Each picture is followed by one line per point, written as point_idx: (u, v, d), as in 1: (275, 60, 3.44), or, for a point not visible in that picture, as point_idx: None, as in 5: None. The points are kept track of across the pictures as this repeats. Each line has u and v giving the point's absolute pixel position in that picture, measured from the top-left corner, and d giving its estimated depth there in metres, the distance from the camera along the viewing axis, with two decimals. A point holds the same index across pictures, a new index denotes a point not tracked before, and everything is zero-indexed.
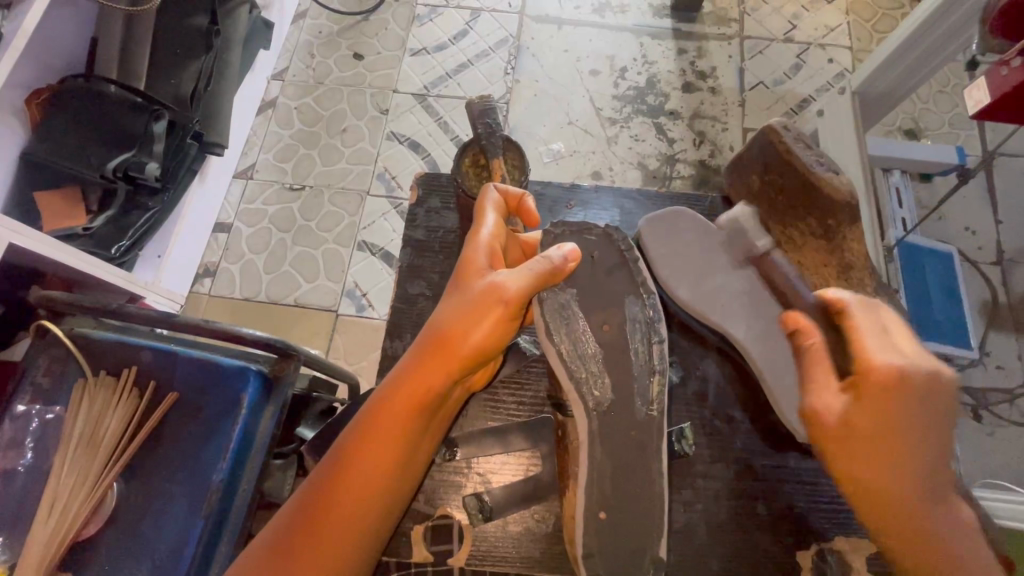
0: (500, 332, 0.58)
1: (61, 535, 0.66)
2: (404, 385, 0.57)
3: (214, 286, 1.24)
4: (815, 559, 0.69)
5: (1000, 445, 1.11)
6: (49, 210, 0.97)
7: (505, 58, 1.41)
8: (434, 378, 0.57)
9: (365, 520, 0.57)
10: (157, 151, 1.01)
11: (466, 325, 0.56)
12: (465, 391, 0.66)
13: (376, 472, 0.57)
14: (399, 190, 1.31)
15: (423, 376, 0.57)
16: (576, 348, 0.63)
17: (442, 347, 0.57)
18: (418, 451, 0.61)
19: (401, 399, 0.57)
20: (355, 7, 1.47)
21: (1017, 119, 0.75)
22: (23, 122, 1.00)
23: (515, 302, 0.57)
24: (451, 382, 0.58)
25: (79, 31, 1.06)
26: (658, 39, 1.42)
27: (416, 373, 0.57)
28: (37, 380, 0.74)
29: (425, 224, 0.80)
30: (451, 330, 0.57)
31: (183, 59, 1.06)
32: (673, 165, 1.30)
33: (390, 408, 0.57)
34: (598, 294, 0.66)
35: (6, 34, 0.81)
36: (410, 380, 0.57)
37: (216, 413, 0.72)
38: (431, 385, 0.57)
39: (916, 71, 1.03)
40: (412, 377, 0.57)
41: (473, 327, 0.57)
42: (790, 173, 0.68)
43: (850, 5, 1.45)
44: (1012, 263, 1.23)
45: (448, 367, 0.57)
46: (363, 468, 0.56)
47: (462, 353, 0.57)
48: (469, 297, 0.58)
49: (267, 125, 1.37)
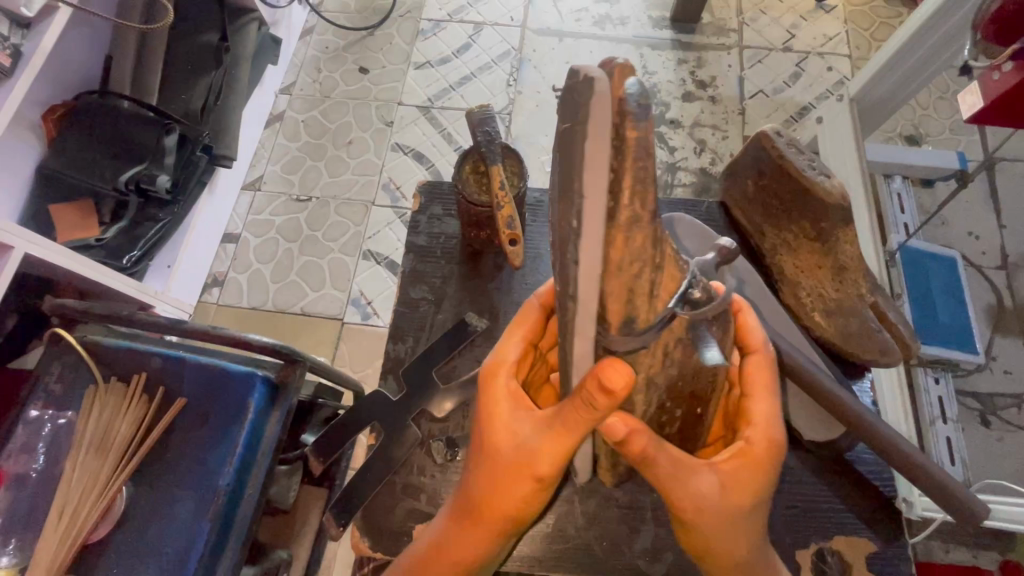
0: (532, 497, 0.52)
1: (71, 538, 0.67)
2: (453, 533, 0.55)
3: (222, 295, 1.26)
4: (814, 559, 0.66)
5: (1009, 452, 1.10)
6: (64, 221, 1.00)
7: (508, 70, 1.43)
8: (468, 545, 0.54)
9: None
10: (167, 164, 1.04)
11: (492, 493, 0.52)
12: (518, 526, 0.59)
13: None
14: (403, 200, 1.33)
15: (459, 545, 0.55)
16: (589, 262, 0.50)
17: (495, 494, 0.52)
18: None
19: (438, 560, 0.55)
20: (360, 23, 1.51)
21: (1012, 122, 0.76)
22: (40, 137, 1.03)
23: (542, 464, 0.50)
24: (491, 545, 0.55)
25: (94, 48, 1.10)
26: (658, 50, 1.44)
27: (449, 542, 0.55)
28: (50, 387, 0.76)
29: (427, 230, 0.80)
30: (482, 498, 0.53)
31: (195, 75, 1.10)
32: (674, 173, 1.31)
33: (433, 573, 0.56)
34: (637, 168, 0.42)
35: (25, 52, 0.84)
36: (447, 547, 0.55)
37: (224, 418, 0.74)
38: (476, 542, 0.54)
39: (912, 78, 1.04)
40: (438, 546, 0.56)
41: (500, 494, 0.52)
42: (783, 178, 0.69)
43: (848, 14, 1.47)
44: (1017, 268, 1.23)
45: (497, 519, 0.53)
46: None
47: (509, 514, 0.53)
48: (494, 464, 0.52)
49: (274, 138, 1.40)
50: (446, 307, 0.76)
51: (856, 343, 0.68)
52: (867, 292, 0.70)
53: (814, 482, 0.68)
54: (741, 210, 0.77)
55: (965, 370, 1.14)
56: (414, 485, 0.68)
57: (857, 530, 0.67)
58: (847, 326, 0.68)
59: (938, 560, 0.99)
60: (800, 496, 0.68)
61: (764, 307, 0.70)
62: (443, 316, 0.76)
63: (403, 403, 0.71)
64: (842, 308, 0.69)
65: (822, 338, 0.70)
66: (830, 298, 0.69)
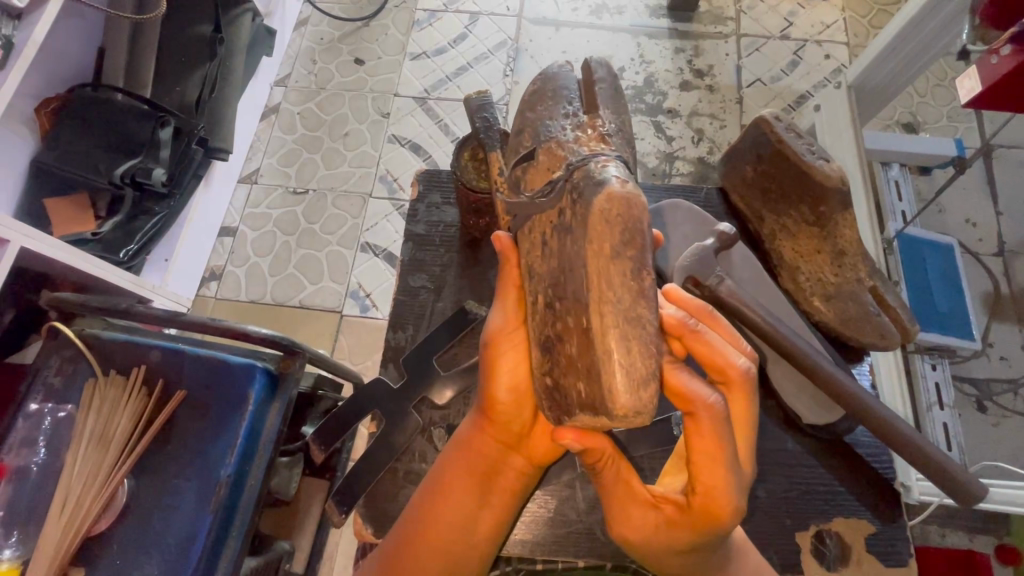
0: (514, 378, 0.58)
1: (73, 529, 0.68)
2: (449, 458, 0.60)
3: (220, 289, 1.26)
4: (813, 541, 0.67)
5: (1006, 437, 1.11)
6: (60, 215, 0.99)
7: (504, 60, 1.42)
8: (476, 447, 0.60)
9: (463, 545, 0.58)
10: (162, 157, 1.03)
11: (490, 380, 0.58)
12: (531, 462, 0.61)
13: (439, 520, 0.58)
14: (401, 192, 1.33)
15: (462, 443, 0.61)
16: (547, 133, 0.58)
17: (477, 421, 0.60)
18: (479, 519, 0.59)
19: (454, 454, 0.60)
20: (355, 14, 1.49)
21: (1006, 107, 0.76)
22: (33, 130, 1.02)
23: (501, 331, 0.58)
24: (500, 445, 0.60)
25: (85, 41, 1.09)
26: (655, 39, 1.43)
27: (465, 447, 0.60)
28: (49, 380, 0.76)
29: (427, 219, 0.80)
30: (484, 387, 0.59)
31: (189, 67, 1.09)
32: (672, 163, 1.31)
33: (462, 466, 0.60)
34: (531, 102, 0.62)
35: (16, 44, 0.83)
36: (466, 449, 0.60)
37: (224, 409, 0.74)
38: (475, 450, 0.59)
39: (912, 64, 1.04)
40: (461, 444, 0.61)
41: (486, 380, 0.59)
42: (781, 163, 0.69)
43: (846, 2, 1.46)
44: (1014, 254, 1.23)
45: (492, 429, 0.60)
46: (438, 522, 0.58)
47: (497, 413, 0.59)
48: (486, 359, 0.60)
49: (270, 130, 1.39)
50: (447, 295, 0.76)
51: (855, 327, 0.68)
52: (866, 277, 0.69)
53: (813, 467, 0.69)
54: (740, 196, 0.76)
55: (962, 356, 1.15)
56: (416, 472, 0.68)
57: (854, 511, 0.68)
58: (845, 311, 0.69)
59: (935, 544, 1.00)
60: (799, 481, 0.68)
61: (763, 292, 0.70)
62: (443, 304, 0.76)
63: (403, 391, 0.71)
64: (840, 292, 0.69)
65: (821, 323, 0.70)
66: (829, 283, 0.69)
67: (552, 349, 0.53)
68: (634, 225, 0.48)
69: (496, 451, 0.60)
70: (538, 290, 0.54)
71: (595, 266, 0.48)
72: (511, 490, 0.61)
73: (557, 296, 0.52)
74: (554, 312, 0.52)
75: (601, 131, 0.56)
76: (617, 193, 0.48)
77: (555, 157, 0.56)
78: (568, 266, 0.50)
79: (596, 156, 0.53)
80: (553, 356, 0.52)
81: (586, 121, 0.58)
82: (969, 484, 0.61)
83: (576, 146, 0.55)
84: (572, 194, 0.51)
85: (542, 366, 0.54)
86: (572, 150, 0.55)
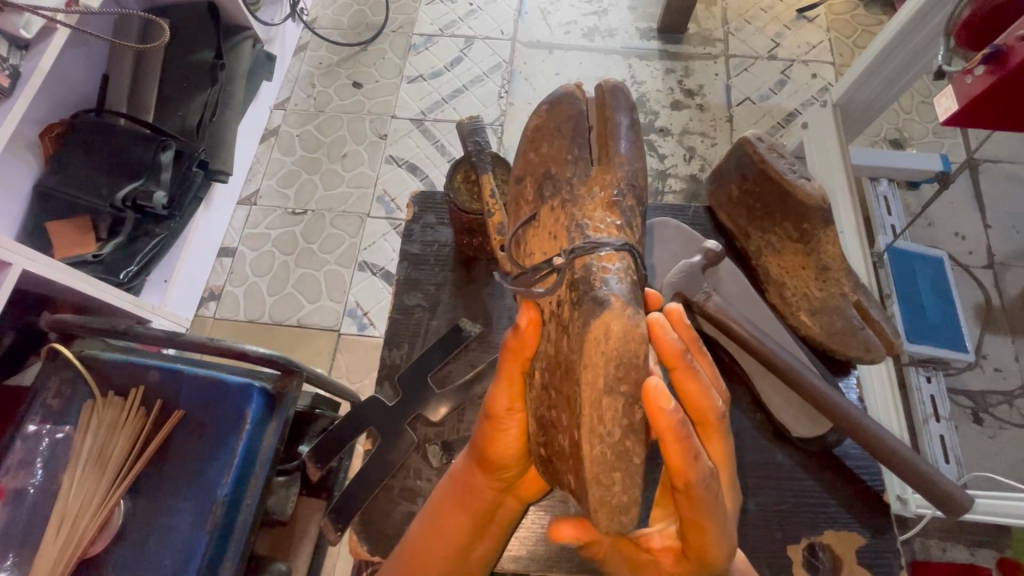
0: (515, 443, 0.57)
1: (70, 551, 0.67)
2: (443, 492, 0.60)
3: (219, 309, 1.27)
4: (806, 554, 0.67)
5: (1003, 448, 1.11)
6: (60, 237, 1.01)
7: (499, 82, 1.46)
8: (474, 491, 0.59)
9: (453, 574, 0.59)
10: (164, 180, 1.05)
11: (491, 439, 0.57)
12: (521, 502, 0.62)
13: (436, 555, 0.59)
14: (398, 212, 1.35)
15: (456, 485, 0.60)
16: (549, 183, 0.56)
17: (471, 470, 0.59)
18: (472, 552, 0.61)
19: (450, 494, 0.60)
20: (353, 39, 1.54)
21: (985, 125, 0.78)
22: (37, 155, 1.04)
23: (496, 405, 0.56)
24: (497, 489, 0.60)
25: (89, 67, 1.12)
26: (646, 60, 1.47)
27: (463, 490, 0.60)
28: (47, 402, 0.76)
29: (422, 239, 0.81)
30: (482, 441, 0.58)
31: (190, 92, 1.12)
32: (664, 180, 1.33)
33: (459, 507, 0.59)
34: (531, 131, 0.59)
35: (23, 73, 0.85)
36: (462, 487, 0.60)
37: (221, 429, 0.74)
38: (470, 490, 0.59)
39: (892, 84, 1.07)
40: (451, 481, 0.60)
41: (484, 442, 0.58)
42: (766, 181, 0.70)
43: (830, 23, 1.51)
44: (1004, 266, 1.25)
45: (487, 475, 0.59)
46: (429, 551, 0.59)
47: (494, 465, 0.58)
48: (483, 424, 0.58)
49: (270, 152, 1.42)
50: (441, 313, 0.77)
51: (841, 341, 0.69)
52: (851, 291, 0.71)
53: (805, 480, 0.69)
54: (726, 214, 0.78)
55: (956, 368, 1.16)
56: (410, 489, 0.69)
57: (846, 524, 0.68)
58: (832, 325, 0.70)
59: (936, 559, 1.00)
60: (793, 494, 0.69)
61: (751, 307, 0.71)
62: (438, 322, 0.77)
63: (399, 408, 0.71)
64: (825, 307, 0.70)
65: (808, 337, 0.71)
66: (814, 297, 0.71)
67: (547, 431, 0.52)
68: (631, 361, 0.45)
69: (492, 494, 0.60)
70: (535, 365, 0.54)
71: (591, 387, 0.46)
72: (505, 525, 0.62)
73: (554, 386, 0.51)
74: (551, 395, 0.51)
75: (609, 193, 0.54)
76: (616, 322, 0.46)
77: (557, 222, 0.54)
78: (564, 369, 0.49)
79: (601, 247, 0.50)
80: (548, 438, 0.52)
81: (594, 175, 0.55)
82: (961, 496, 0.61)
83: (580, 216, 0.53)
84: (570, 280, 0.50)
85: (535, 437, 0.55)
86: (577, 221, 0.53)
